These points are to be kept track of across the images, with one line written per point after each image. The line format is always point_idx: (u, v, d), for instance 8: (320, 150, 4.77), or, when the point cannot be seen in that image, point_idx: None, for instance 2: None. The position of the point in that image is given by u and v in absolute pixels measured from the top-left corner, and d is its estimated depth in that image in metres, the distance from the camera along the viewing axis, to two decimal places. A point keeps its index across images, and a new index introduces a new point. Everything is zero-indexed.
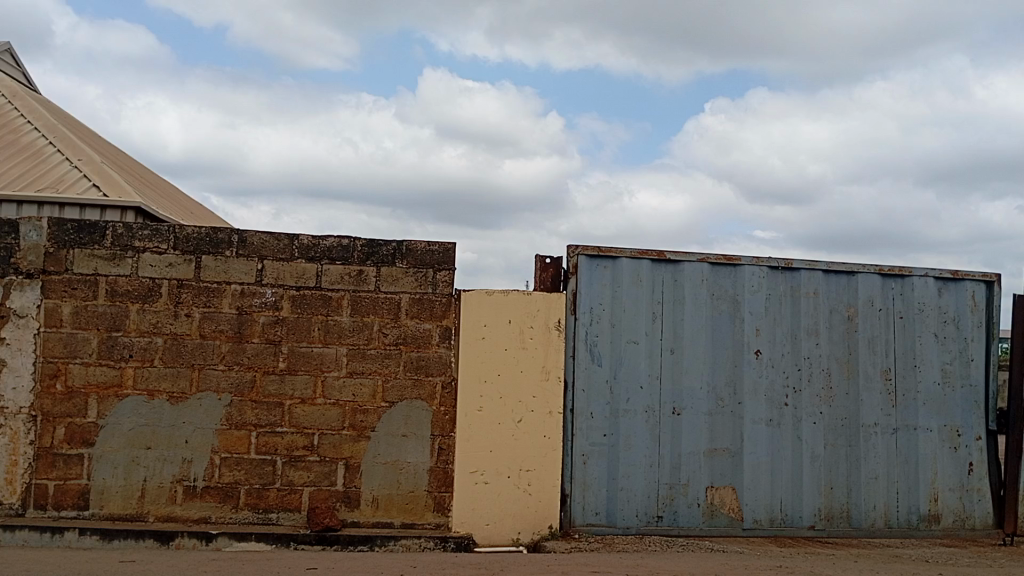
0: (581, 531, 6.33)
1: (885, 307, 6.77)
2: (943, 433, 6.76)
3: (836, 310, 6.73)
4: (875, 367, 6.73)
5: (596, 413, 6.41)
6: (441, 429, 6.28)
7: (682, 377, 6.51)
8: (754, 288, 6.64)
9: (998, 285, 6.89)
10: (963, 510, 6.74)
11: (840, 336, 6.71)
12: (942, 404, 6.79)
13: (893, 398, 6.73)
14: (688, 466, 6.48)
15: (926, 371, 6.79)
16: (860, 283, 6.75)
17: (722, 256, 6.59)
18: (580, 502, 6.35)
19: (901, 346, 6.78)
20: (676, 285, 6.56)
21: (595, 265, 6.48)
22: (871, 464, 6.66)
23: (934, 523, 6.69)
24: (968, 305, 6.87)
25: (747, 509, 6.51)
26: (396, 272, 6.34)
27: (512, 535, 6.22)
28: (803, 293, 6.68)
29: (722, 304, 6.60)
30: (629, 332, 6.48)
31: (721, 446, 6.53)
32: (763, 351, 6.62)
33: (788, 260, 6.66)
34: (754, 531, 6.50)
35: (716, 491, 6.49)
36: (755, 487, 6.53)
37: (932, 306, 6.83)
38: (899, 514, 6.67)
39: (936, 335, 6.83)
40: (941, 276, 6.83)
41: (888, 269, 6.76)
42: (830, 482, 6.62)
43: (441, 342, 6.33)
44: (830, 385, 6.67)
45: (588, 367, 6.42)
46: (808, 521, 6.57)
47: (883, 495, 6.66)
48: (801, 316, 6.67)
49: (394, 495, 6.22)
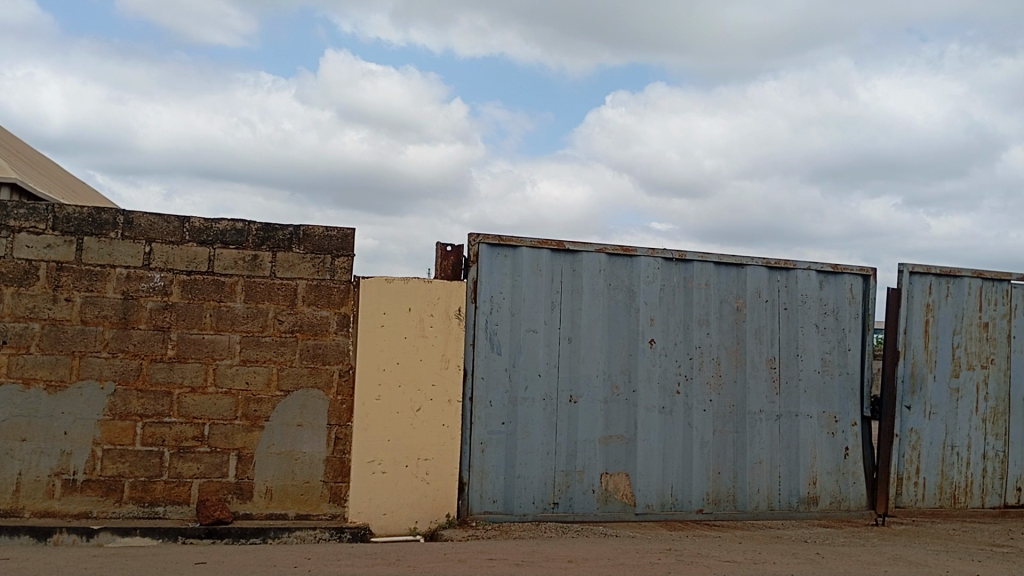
0: (478, 518, 6.37)
1: (771, 299, 7.06)
2: (822, 419, 7.13)
3: (726, 301, 6.97)
4: (761, 356, 7.01)
5: (494, 401, 6.45)
6: (338, 418, 6.18)
7: (579, 365, 6.63)
8: (649, 278, 6.80)
9: (874, 279, 7.29)
10: (839, 492, 7.12)
11: (729, 326, 6.97)
12: (822, 391, 7.14)
13: (777, 385, 7.04)
14: (584, 453, 6.61)
15: (808, 360, 7.13)
16: (749, 275, 7.02)
17: (619, 247, 6.73)
18: (478, 489, 6.39)
19: (786, 336, 7.09)
20: (575, 275, 6.65)
21: (495, 253, 6.51)
22: (756, 450, 6.95)
23: (812, 505, 7.05)
24: (846, 298, 7.25)
25: (639, 494, 6.69)
26: (292, 257, 6.19)
27: (409, 524, 6.21)
28: (695, 284, 6.90)
29: (618, 294, 6.75)
30: (528, 321, 6.54)
31: (616, 432, 6.68)
32: (657, 340, 6.81)
33: (682, 252, 6.86)
34: (646, 515, 6.69)
35: (610, 477, 6.65)
36: (647, 473, 6.72)
37: (815, 298, 7.17)
38: (781, 497, 6.99)
39: (817, 326, 7.17)
40: (822, 269, 7.18)
41: (774, 262, 7.05)
42: (718, 467, 6.87)
43: (338, 329, 6.22)
44: (719, 374, 6.92)
45: (487, 356, 6.45)
46: (697, 504, 6.81)
47: (766, 479, 6.97)
48: (693, 306, 6.89)
49: (288, 486, 6.10)
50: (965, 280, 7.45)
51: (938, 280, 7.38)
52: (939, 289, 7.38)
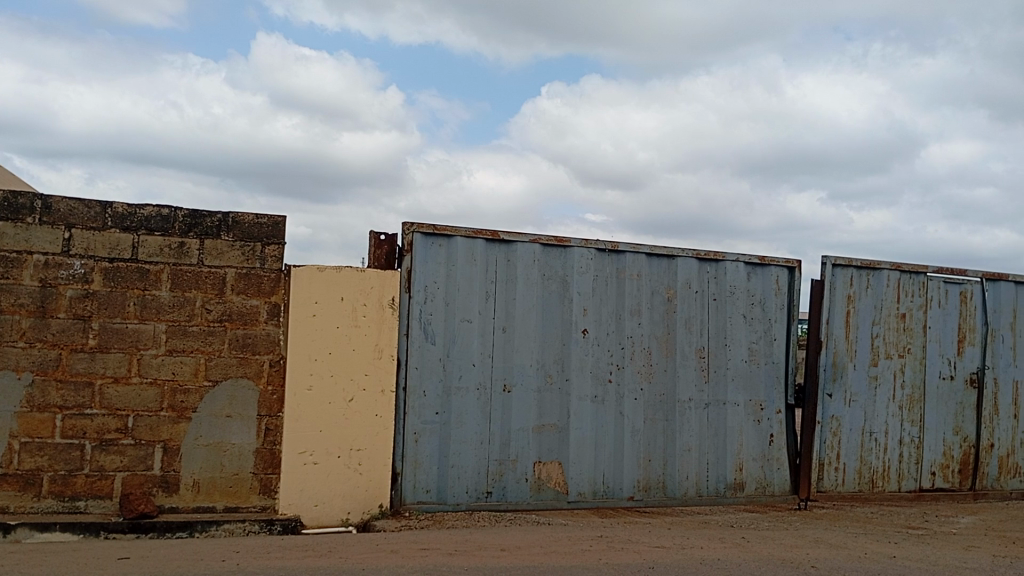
0: (411, 508, 6.35)
1: (700, 290, 7.20)
2: (748, 407, 7.32)
3: (657, 291, 7.09)
4: (691, 346, 7.16)
5: (428, 391, 6.43)
6: (269, 409, 6.08)
7: (513, 355, 6.65)
8: (583, 269, 6.87)
9: (799, 271, 7.50)
10: (764, 478, 7.33)
11: (660, 316, 7.09)
12: (748, 380, 7.33)
13: (706, 374, 7.19)
14: (517, 442, 6.65)
15: (736, 349, 7.31)
16: (679, 266, 7.14)
17: (553, 238, 6.77)
18: (411, 480, 6.37)
19: (714, 326, 7.25)
20: (509, 265, 6.67)
21: (429, 242, 6.48)
22: (686, 437, 7.10)
23: (739, 491, 7.24)
24: (773, 289, 7.45)
25: (572, 483, 6.77)
26: (220, 245, 6.05)
27: (340, 515, 6.15)
28: (627, 275, 6.99)
29: (552, 284, 6.79)
30: (462, 311, 6.53)
31: (549, 421, 6.74)
32: (590, 330, 6.88)
33: (614, 244, 6.94)
34: (578, 503, 6.77)
35: (544, 465, 6.70)
36: (580, 461, 6.80)
37: (742, 289, 7.34)
38: (709, 483, 7.16)
39: (745, 316, 7.34)
40: (750, 261, 7.35)
41: (704, 253, 7.19)
42: (649, 455, 7.00)
43: (269, 319, 6.11)
44: (650, 363, 7.04)
45: (421, 346, 6.42)
46: (627, 492, 6.92)
47: (695, 466, 7.12)
48: (625, 297, 6.98)
49: (216, 479, 5.98)
50: (884, 272, 7.73)
51: (859, 272, 7.64)
52: (860, 281, 7.64)
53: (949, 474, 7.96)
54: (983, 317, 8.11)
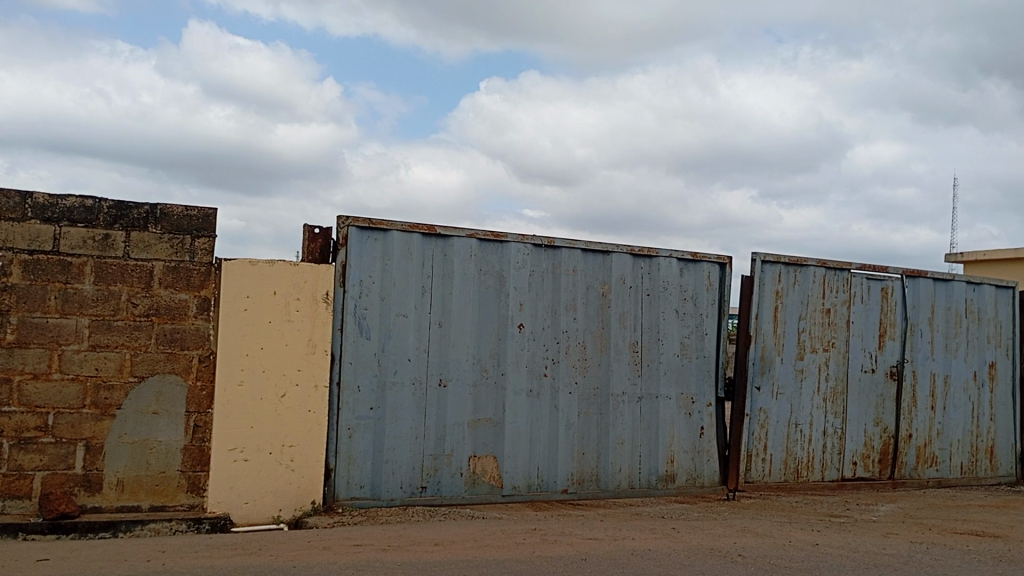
0: (345, 504, 6.30)
1: (634, 286, 7.30)
2: (680, 400, 7.46)
3: (592, 287, 7.16)
4: (624, 340, 7.25)
5: (362, 386, 6.38)
6: (198, 405, 5.95)
7: (449, 350, 6.65)
8: (519, 264, 6.89)
9: (730, 267, 7.67)
10: (694, 470, 7.48)
11: (595, 311, 7.16)
12: (680, 374, 7.47)
13: (639, 368, 7.31)
14: (453, 437, 6.65)
15: (668, 344, 7.43)
16: (614, 262, 7.22)
17: (489, 233, 6.78)
18: (344, 475, 6.32)
19: (648, 321, 7.36)
20: (446, 260, 6.65)
21: (365, 236, 6.42)
22: (619, 430, 7.20)
23: (670, 482, 7.38)
24: (704, 284, 7.60)
25: (506, 476, 6.80)
26: (147, 237, 5.89)
27: (272, 512, 6.07)
28: (563, 270, 7.04)
29: (489, 280, 6.80)
30: (398, 305, 6.49)
31: (484, 416, 6.76)
32: (525, 325, 6.91)
33: (550, 239, 6.98)
34: (512, 497, 6.81)
35: (478, 460, 6.72)
36: (514, 455, 6.84)
37: (675, 285, 7.47)
38: (641, 475, 7.28)
39: (677, 311, 7.47)
40: (682, 257, 7.48)
41: (638, 249, 7.29)
42: (582, 448, 7.08)
43: (198, 314, 5.97)
44: (584, 357, 7.11)
45: (356, 341, 6.36)
46: (561, 485, 6.99)
47: (628, 458, 7.23)
48: (560, 292, 7.04)
49: (142, 477, 5.83)
50: (811, 269, 7.95)
51: (787, 269, 7.84)
52: (788, 277, 7.85)
53: (870, 464, 8.25)
54: (903, 313, 8.42)
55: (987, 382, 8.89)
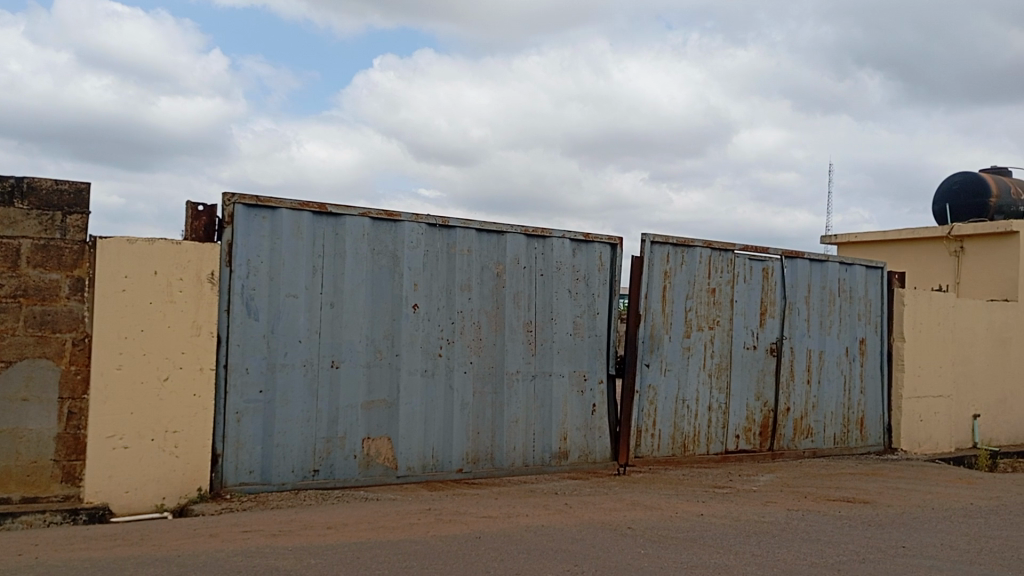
0: (233, 490, 6.12)
1: (528, 266, 7.35)
2: (573, 378, 7.59)
3: (487, 267, 7.16)
4: (518, 320, 7.30)
5: (251, 368, 6.20)
6: (72, 391, 5.64)
7: (341, 330, 6.53)
8: (413, 244, 6.83)
9: (620, 248, 7.83)
10: (587, 446, 7.64)
11: (489, 291, 7.17)
12: (573, 352, 7.59)
13: (533, 347, 7.38)
14: (346, 419, 6.56)
15: (561, 323, 7.53)
16: (508, 242, 7.25)
17: (383, 212, 6.68)
18: (232, 460, 6.13)
19: (541, 301, 7.43)
20: (337, 239, 6.52)
21: (252, 214, 6.20)
22: (513, 409, 7.27)
23: (563, 459, 7.52)
24: (596, 264, 7.73)
25: (401, 457, 6.77)
26: (13, 213, 5.53)
27: (155, 501, 5.85)
28: (457, 250, 7.02)
29: (382, 259, 6.71)
30: (288, 286, 6.32)
31: (378, 397, 6.69)
32: (420, 305, 6.86)
33: (444, 219, 6.94)
34: (407, 478, 6.79)
35: (372, 441, 6.65)
36: (409, 436, 6.80)
37: (568, 265, 7.56)
38: (535, 453, 7.38)
39: (570, 291, 7.58)
40: (575, 238, 7.59)
41: (531, 230, 7.34)
42: (477, 427, 7.11)
43: (71, 295, 5.65)
44: (479, 337, 7.13)
45: (244, 322, 6.17)
46: (456, 464, 7.00)
47: (522, 436, 7.31)
48: (455, 272, 7.01)
49: (11, 467, 5.50)
50: (697, 250, 8.21)
51: (674, 250, 8.07)
52: (675, 257, 8.08)
53: (751, 436, 8.63)
54: (783, 292, 8.81)
55: (857, 357, 9.43)
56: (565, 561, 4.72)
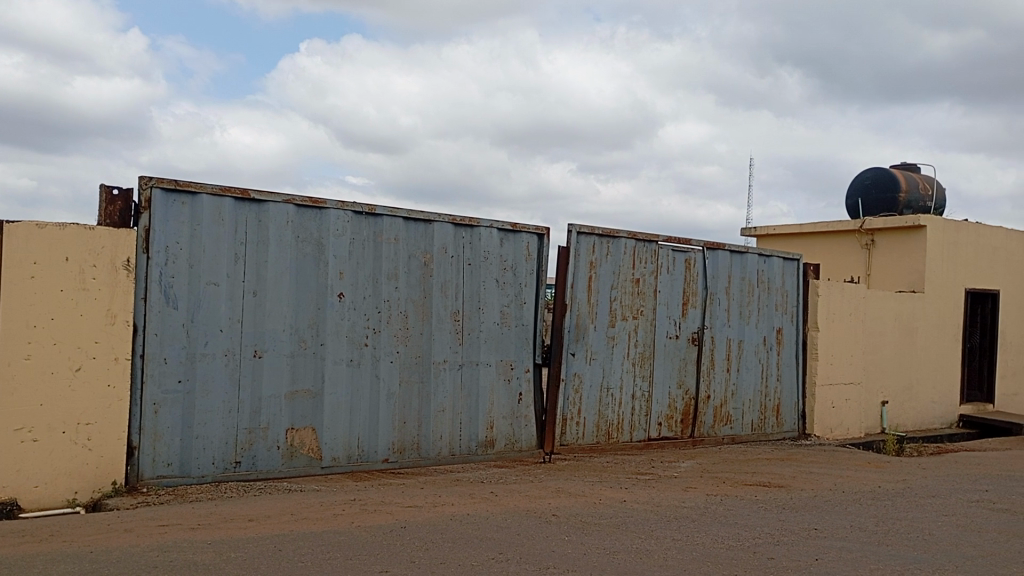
0: (150, 484, 5.96)
1: (456, 255, 7.34)
2: (499, 367, 7.62)
3: (414, 256, 7.12)
4: (446, 310, 7.29)
5: (169, 357, 6.03)
6: None
7: (264, 319, 6.41)
8: (339, 232, 6.74)
9: (547, 238, 7.88)
10: (513, 434, 7.70)
11: (416, 280, 7.14)
12: (500, 341, 7.62)
13: (460, 337, 7.38)
14: (269, 409, 6.44)
15: (489, 313, 7.55)
16: (436, 231, 7.22)
17: (307, 199, 6.57)
18: (149, 453, 5.96)
19: (469, 290, 7.43)
20: (260, 226, 6.38)
21: (171, 199, 6.01)
22: (440, 398, 7.26)
23: (489, 448, 7.55)
24: (524, 254, 7.77)
25: (325, 448, 6.69)
26: None
27: (66, 496, 5.64)
28: (384, 239, 6.96)
29: (306, 247, 6.60)
30: (208, 273, 6.16)
31: (303, 388, 6.60)
32: (346, 294, 6.78)
33: (371, 207, 6.87)
34: (332, 468, 6.72)
35: (296, 432, 6.56)
36: (333, 426, 6.73)
37: (495, 255, 7.58)
38: (462, 442, 7.39)
39: (497, 281, 7.60)
40: (503, 227, 7.60)
41: (459, 219, 7.33)
42: (403, 417, 7.08)
43: None
44: (406, 326, 7.09)
45: (161, 311, 5.99)
46: (382, 454, 6.97)
47: (448, 426, 7.32)
48: (381, 260, 6.95)
49: None
50: (622, 241, 8.33)
51: (600, 240, 8.17)
52: (601, 248, 8.18)
53: (673, 424, 8.82)
54: (704, 283, 9.02)
55: (775, 346, 9.73)
56: (489, 549, 4.75)
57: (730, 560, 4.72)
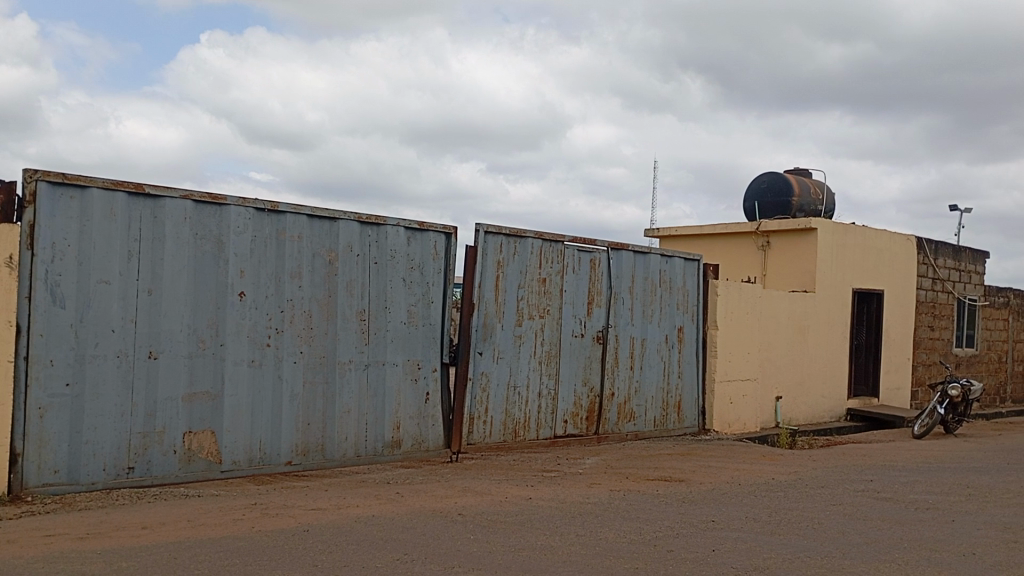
0: (35, 492, 5.66)
1: (362, 254, 7.24)
2: (406, 367, 7.56)
3: (318, 254, 6.99)
4: (351, 309, 7.19)
5: (57, 360, 5.74)
6: None
7: (159, 319, 6.18)
8: (240, 229, 6.55)
9: (455, 237, 7.87)
10: (419, 434, 7.65)
11: (321, 279, 7.01)
12: (407, 341, 7.57)
13: (365, 336, 7.29)
14: (165, 412, 6.21)
15: (395, 312, 7.49)
16: (341, 229, 7.10)
17: (206, 195, 6.36)
18: (34, 460, 5.65)
19: (375, 289, 7.35)
20: (156, 222, 6.14)
21: (58, 193, 5.73)
22: (345, 399, 7.16)
23: (396, 448, 7.49)
24: (431, 253, 7.73)
25: (225, 451, 6.50)
26: None
27: None
28: (287, 236, 6.80)
29: (206, 245, 6.39)
30: (100, 271, 5.89)
31: (201, 389, 6.39)
32: (247, 293, 6.60)
33: (274, 203, 6.71)
34: (232, 472, 6.53)
35: (193, 435, 6.34)
36: (234, 429, 6.54)
37: (402, 253, 7.52)
38: (367, 443, 7.31)
39: (404, 280, 7.54)
40: (410, 226, 7.55)
41: (365, 217, 7.23)
42: (307, 419, 6.94)
43: None
44: (310, 326, 6.96)
45: (47, 310, 5.69)
46: (284, 457, 6.81)
47: (354, 426, 7.22)
48: (284, 258, 6.80)
49: None
50: (529, 240, 8.40)
51: (507, 240, 8.22)
52: (508, 248, 8.22)
53: (578, 421, 8.95)
54: (609, 282, 9.18)
55: (676, 344, 9.99)
56: (394, 550, 4.71)
57: (632, 553, 4.82)
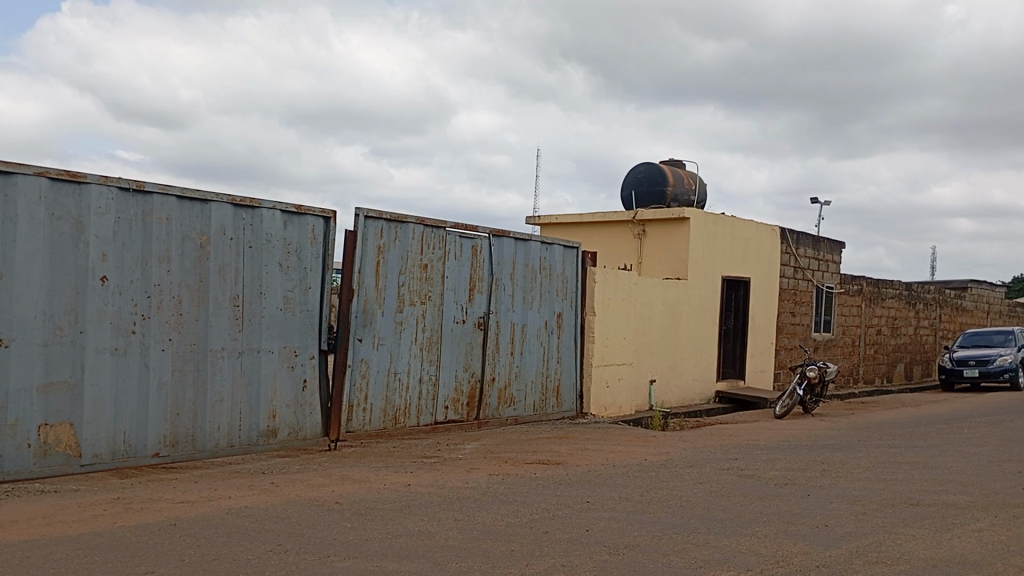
0: None
1: (235, 237, 7.00)
2: (282, 354, 7.38)
3: (188, 237, 6.70)
4: (224, 295, 6.94)
5: None
6: None
7: (11, 305, 5.78)
8: (102, 210, 6.20)
9: (333, 222, 7.72)
10: (296, 423, 7.49)
11: (191, 263, 6.73)
12: (283, 328, 7.38)
13: (239, 323, 7.06)
14: (17, 404, 5.82)
15: (271, 298, 7.28)
16: (212, 212, 6.83)
17: (64, 173, 5.99)
18: None
19: (249, 274, 7.12)
20: (7, 201, 5.73)
21: None
22: (217, 387, 6.92)
23: (271, 437, 7.31)
24: (309, 238, 7.56)
25: (85, 444, 6.16)
26: None
27: None
28: (154, 218, 6.48)
29: (63, 226, 6.02)
30: None
31: (59, 379, 6.03)
32: (109, 278, 6.26)
33: (140, 183, 6.38)
34: (93, 466, 6.20)
35: (50, 427, 5.98)
36: (96, 420, 6.21)
37: (278, 238, 7.31)
38: (241, 432, 7.09)
39: (280, 265, 7.34)
40: (286, 210, 7.34)
41: (239, 199, 6.99)
42: (176, 408, 6.67)
43: None
44: (179, 313, 6.67)
45: None
46: (151, 449, 6.52)
47: (227, 416, 6.99)
48: (151, 242, 6.48)
49: None
50: (410, 226, 8.34)
51: (388, 225, 8.12)
52: (388, 233, 8.13)
53: (459, 406, 8.98)
54: (490, 269, 9.23)
55: (555, 329, 10.16)
56: (266, 541, 4.60)
57: (509, 536, 4.88)
